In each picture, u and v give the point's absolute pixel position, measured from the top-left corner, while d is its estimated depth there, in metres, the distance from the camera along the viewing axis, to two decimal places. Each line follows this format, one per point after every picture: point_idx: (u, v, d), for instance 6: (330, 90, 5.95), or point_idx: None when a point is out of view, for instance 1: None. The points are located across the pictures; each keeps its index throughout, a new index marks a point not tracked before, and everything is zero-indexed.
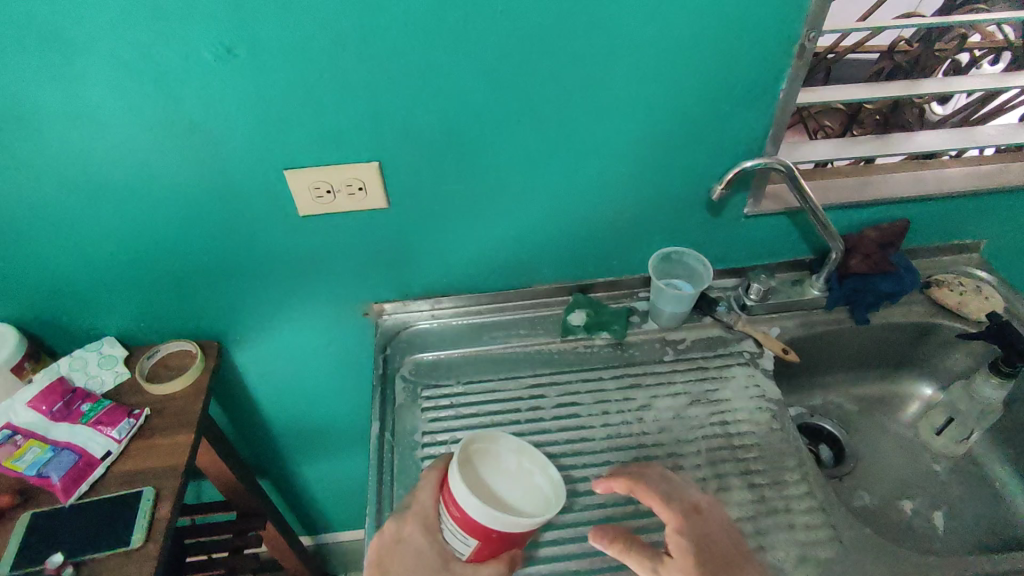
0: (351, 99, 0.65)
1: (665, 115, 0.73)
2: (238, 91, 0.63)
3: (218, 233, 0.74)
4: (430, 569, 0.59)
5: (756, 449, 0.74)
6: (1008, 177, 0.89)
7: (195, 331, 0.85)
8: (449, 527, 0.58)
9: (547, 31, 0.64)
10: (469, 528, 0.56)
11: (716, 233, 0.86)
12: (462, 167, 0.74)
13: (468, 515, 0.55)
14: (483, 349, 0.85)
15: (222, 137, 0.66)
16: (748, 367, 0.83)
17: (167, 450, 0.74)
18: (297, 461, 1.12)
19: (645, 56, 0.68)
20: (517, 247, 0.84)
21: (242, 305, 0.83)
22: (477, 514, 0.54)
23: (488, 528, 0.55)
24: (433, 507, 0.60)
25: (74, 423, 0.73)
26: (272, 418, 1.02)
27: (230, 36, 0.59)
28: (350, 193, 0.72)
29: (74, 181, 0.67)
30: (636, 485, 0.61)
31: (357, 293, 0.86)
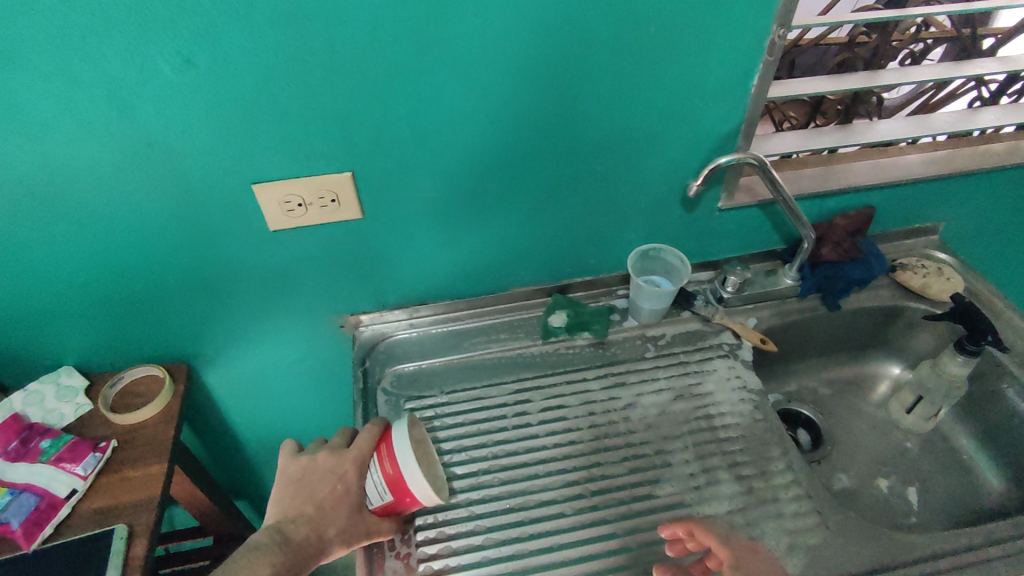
0: (321, 107, 0.63)
1: (640, 114, 0.73)
2: (199, 104, 0.59)
3: (182, 251, 0.70)
4: (345, 504, 0.64)
5: (741, 441, 0.75)
6: (964, 162, 0.93)
7: (161, 355, 0.80)
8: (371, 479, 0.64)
9: (522, 32, 0.63)
10: (393, 486, 0.62)
11: (692, 228, 0.86)
12: (437, 173, 0.72)
13: (401, 477, 0.62)
14: (464, 357, 0.84)
15: (183, 153, 0.62)
16: (728, 359, 0.84)
17: (139, 483, 0.70)
18: (274, 479, 1.08)
19: (620, 56, 0.67)
20: (495, 251, 0.82)
21: (210, 326, 0.79)
22: (411, 477, 0.61)
23: (406, 492, 0.62)
24: (366, 454, 0.66)
25: (34, 462, 0.69)
26: (247, 439, 0.98)
27: (189, 47, 0.55)
28: (322, 205, 0.69)
29: (21, 205, 0.62)
30: (696, 526, 0.63)
31: (331, 306, 0.83)
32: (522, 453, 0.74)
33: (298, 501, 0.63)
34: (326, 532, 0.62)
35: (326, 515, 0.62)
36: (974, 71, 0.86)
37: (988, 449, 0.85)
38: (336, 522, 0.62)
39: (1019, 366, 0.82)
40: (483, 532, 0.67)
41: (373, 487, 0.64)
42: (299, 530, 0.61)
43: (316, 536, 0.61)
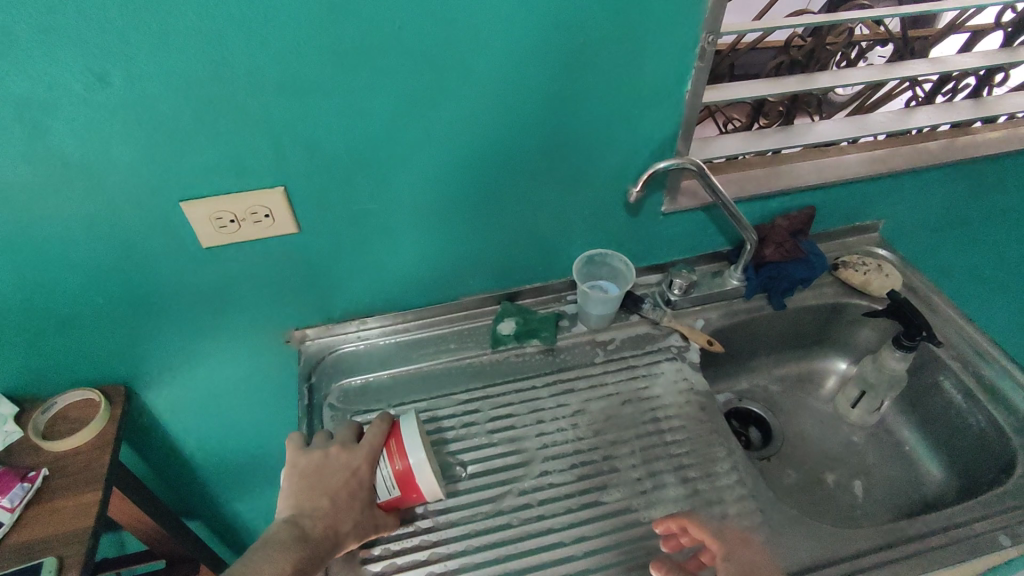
0: (247, 121, 0.61)
1: (578, 121, 0.73)
2: (117, 122, 0.57)
3: (112, 272, 0.68)
4: (357, 499, 0.64)
5: (688, 442, 0.76)
6: (900, 160, 0.95)
7: (96, 378, 0.78)
8: (378, 475, 0.65)
9: (450, 42, 0.62)
10: (404, 481, 0.64)
11: (637, 232, 0.87)
12: (374, 184, 0.71)
13: (411, 473, 0.64)
14: (413, 368, 0.83)
15: (103, 172, 0.60)
16: (675, 362, 0.85)
17: (71, 513, 0.68)
18: (228, 498, 1.06)
19: (552, 64, 0.67)
20: (441, 261, 0.82)
21: (148, 346, 0.77)
22: (422, 472, 0.64)
23: (416, 487, 0.64)
24: (377, 449, 0.67)
25: None
26: (195, 458, 0.95)
27: (101, 63, 0.54)
28: (255, 221, 0.68)
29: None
30: (689, 519, 0.69)
31: (274, 322, 0.81)
32: (472, 463, 0.73)
33: (314, 495, 0.63)
34: (341, 527, 0.62)
35: (341, 509, 0.63)
36: (904, 72, 0.89)
37: (928, 440, 0.88)
38: (349, 517, 0.63)
39: (954, 359, 0.85)
40: (428, 547, 0.66)
41: (381, 481, 0.65)
42: (316, 526, 0.61)
43: (331, 530, 0.62)
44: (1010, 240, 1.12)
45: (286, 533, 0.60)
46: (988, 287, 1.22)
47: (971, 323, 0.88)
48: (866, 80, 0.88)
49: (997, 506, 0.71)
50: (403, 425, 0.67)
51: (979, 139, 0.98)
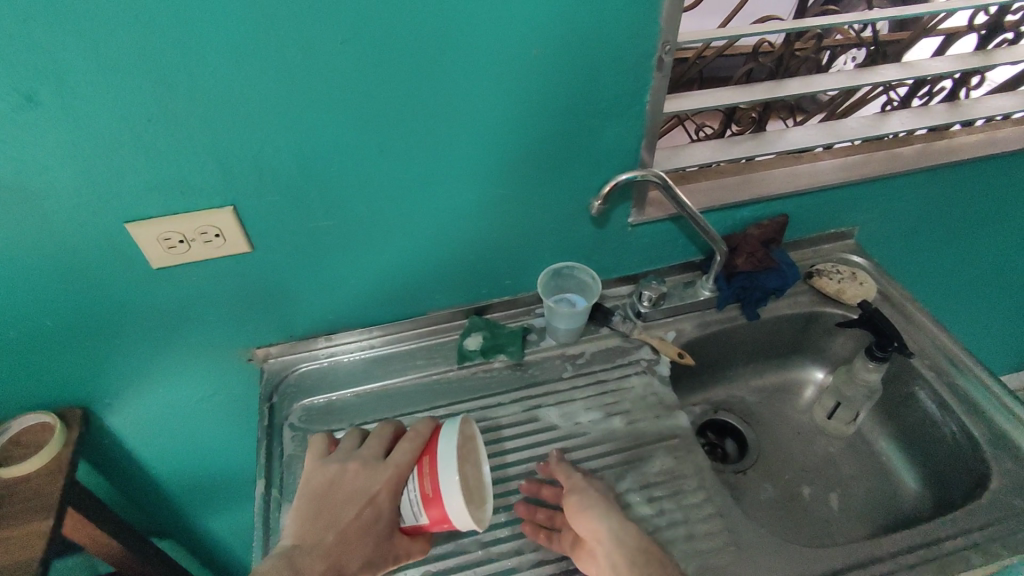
0: (191, 140, 0.60)
1: (536, 134, 0.71)
2: (53, 144, 0.56)
3: (59, 295, 0.67)
4: (374, 529, 0.62)
5: (653, 460, 0.75)
6: (875, 166, 0.93)
7: (52, 400, 0.77)
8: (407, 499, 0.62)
9: (398, 58, 0.61)
10: (430, 508, 0.61)
11: (605, 243, 0.85)
12: (329, 201, 0.70)
13: (439, 501, 0.60)
14: (377, 386, 0.82)
15: (43, 195, 0.59)
16: (645, 375, 0.83)
17: (20, 543, 0.69)
18: (199, 516, 1.04)
19: (505, 77, 0.66)
20: (403, 276, 0.80)
21: (103, 367, 0.76)
22: (450, 506, 0.59)
23: (445, 517, 0.60)
24: (405, 471, 0.63)
25: None
26: (163, 478, 0.94)
27: (31, 85, 0.53)
28: (205, 240, 0.67)
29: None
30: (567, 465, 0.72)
31: (234, 341, 0.80)
32: None
33: (319, 527, 0.62)
34: (350, 562, 0.60)
35: (348, 545, 0.61)
36: (874, 77, 0.88)
37: (905, 451, 0.86)
38: (360, 554, 0.60)
39: (928, 369, 0.83)
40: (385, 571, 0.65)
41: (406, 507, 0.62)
42: (317, 565, 0.59)
43: (334, 570, 0.59)
44: (991, 243, 1.11)
45: (275, 565, 0.57)
46: (972, 290, 1.20)
47: (947, 331, 0.86)
48: (836, 86, 0.87)
49: (969, 521, 0.69)
50: (439, 444, 0.62)
51: (955, 143, 0.97)
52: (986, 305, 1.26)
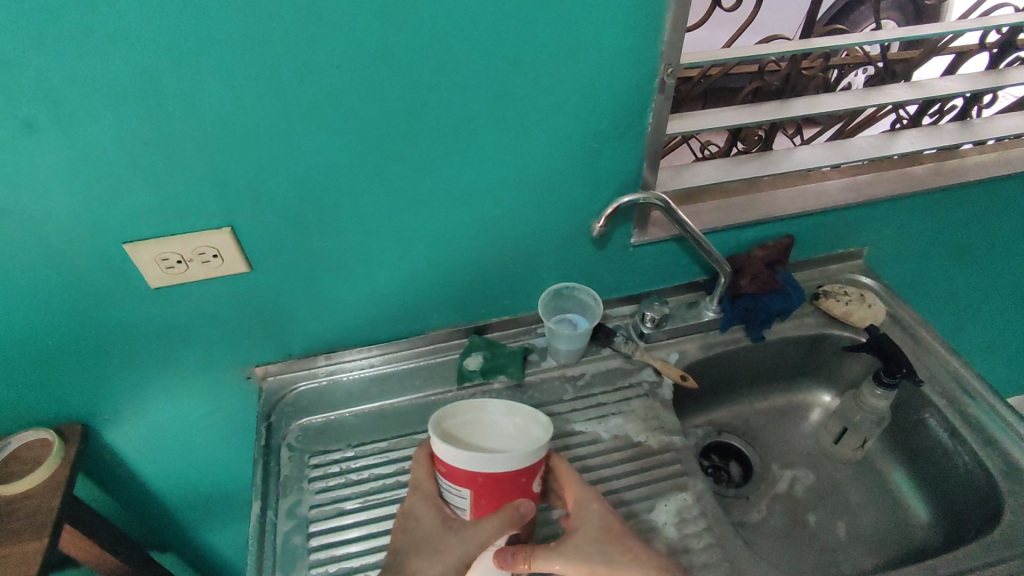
0: (190, 162, 0.60)
1: (535, 155, 0.71)
2: (52, 167, 0.57)
3: (57, 314, 0.67)
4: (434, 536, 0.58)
5: (654, 487, 0.73)
6: (884, 186, 0.92)
7: (50, 417, 0.77)
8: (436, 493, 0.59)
9: (397, 81, 0.61)
10: (456, 477, 0.57)
11: (606, 263, 0.85)
12: (327, 221, 0.70)
13: (452, 467, 0.56)
14: (376, 407, 0.81)
15: (41, 217, 0.59)
16: (647, 398, 0.82)
17: (15, 561, 0.69)
18: (198, 531, 1.04)
19: (503, 99, 0.65)
20: (401, 295, 0.80)
21: (102, 385, 0.76)
22: (458, 463, 0.55)
23: (472, 473, 0.56)
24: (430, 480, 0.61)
25: None
26: (162, 493, 0.94)
27: (29, 109, 0.53)
28: (203, 261, 0.67)
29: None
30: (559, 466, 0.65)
31: (233, 359, 0.79)
32: None
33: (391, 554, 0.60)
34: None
35: (422, 565, 0.57)
36: (882, 98, 0.86)
37: (914, 478, 0.84)
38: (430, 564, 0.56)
39: (940, 396, 0.81)
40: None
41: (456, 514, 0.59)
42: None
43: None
44: (1005, 263, 1.08)
45: None
46: (985, 311, 1.17)
47: (957, 356, 0.84)
48: (843, 107, 0.86)
49: (980, 556, 0.67)
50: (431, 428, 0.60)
51: (967, 163, 0.95)
52: (1001, 325, 1.23)
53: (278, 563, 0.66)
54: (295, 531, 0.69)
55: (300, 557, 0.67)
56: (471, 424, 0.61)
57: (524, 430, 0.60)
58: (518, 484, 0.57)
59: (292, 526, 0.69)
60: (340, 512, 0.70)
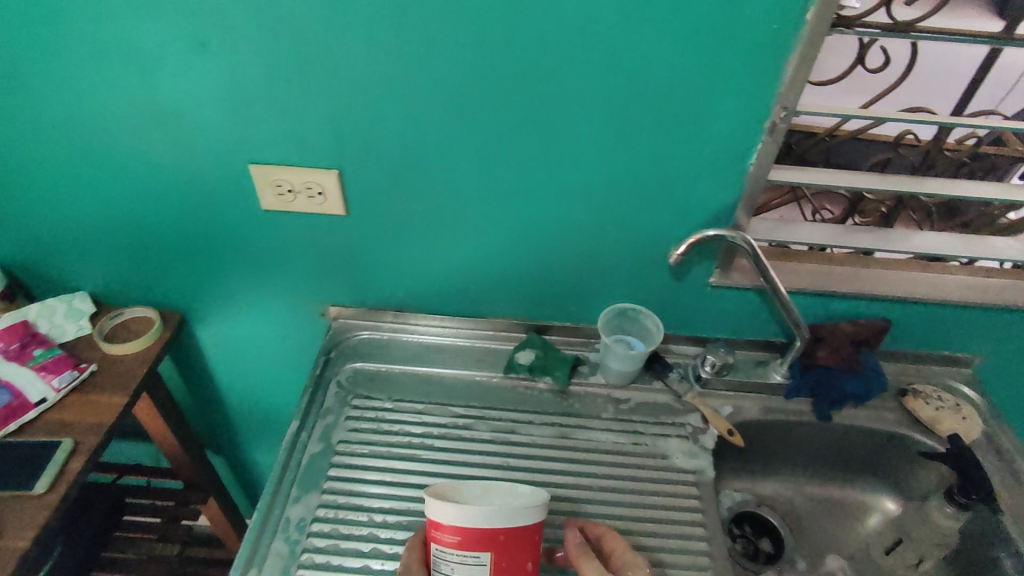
0: (319, 106, 0.68)
1: (629, 170, 0.72)
2: (208, 83, 0.66)
3: (184, 211, 0.78)
4: None
5: (666, 530, 0.70)
6: (1016, 296, 0.82)
7: (159, 300, 0.89)
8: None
9: (510, 70, 0.64)
10: (483, 546, 0.57)
11: (678, 296, 0.83)
12: (421, 189, 0.75)
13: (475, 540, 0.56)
14: (423, 372, 0.85)
15: (193, 126, 0.70)
16: (685, 442, 0.79)
17: (99, 408, 0.77)
18: (251, 444, 1.14)
19: (609, 109, 0.67)
20: (473, 276, 0.84)
21: (204, 283, 0.86)
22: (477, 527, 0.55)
23: (495, 533, 0.56)
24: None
25: (22, 365, 0.78)
26: (228, 398, 1.04)
27: (205, 31, 0.63)
28: (309, 196, 0.75)
29: (61, 145, 0.73)
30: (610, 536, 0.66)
31: (313, 294, 0.87)
32: (441, 476, 0.73)
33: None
34: None
35: None
36: None
37: None
38: None
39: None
40: (369, 526, 0.68)
41: None
42: None
43: None
44: None
45: None
46: None
47: None
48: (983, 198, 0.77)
49: None
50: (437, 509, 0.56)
51: None
52: None
53: (296, 479, 0.72)
54: (320, 457, 0.74)
55: (318, 479, 0.72)
56: (475, 494, 0.58)
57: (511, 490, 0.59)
58: (508, 541, 0.57)
59: (319, 452, 0.74)
60: (363, 454, 0.75)
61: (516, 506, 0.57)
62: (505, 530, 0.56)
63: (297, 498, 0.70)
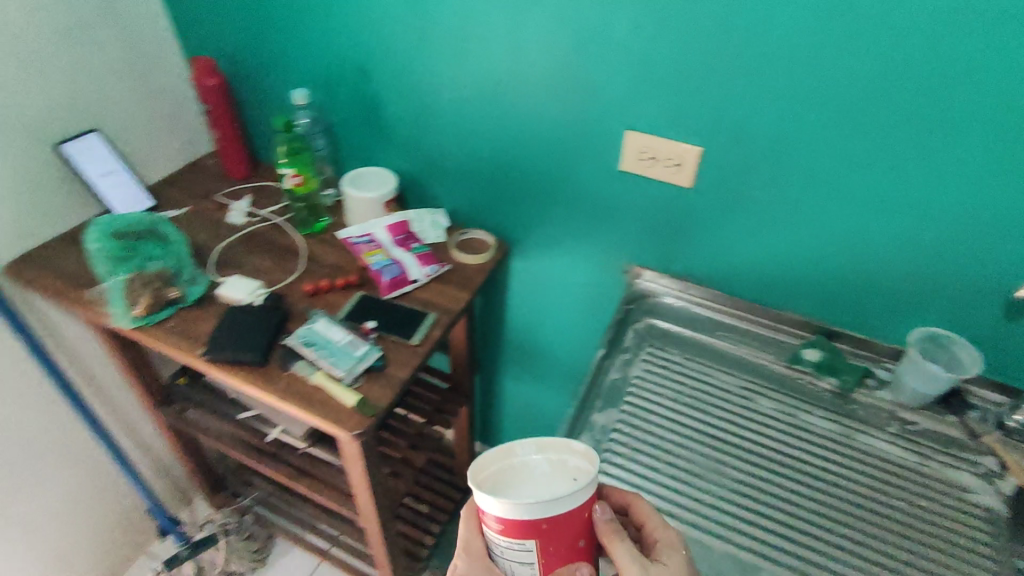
0: (710, 89, 0.78)
1: (999, 197, 0.72)
2: (625, 59, 0.81)
3: (554, 159, 0.95)
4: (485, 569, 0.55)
5: (953, 552, 0.70)
6: None
7: (499, 229, 1.08)
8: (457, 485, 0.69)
9: (910, 82, 0.69)
10: (520, 529, 0.52)
11: (1005, 338, 0.81)
12: (770, 176, 0.82)
13: (514, 525, 0.51)
14: (711, 341, 0.94)
15: (597, 90, 0.85)
16: (979, 480, 0.77)
17: (452, 297, 0.97)
18: (509, 370, 1.33)
19: (1001, 135, 0.68)
20: (785, 268, 0.89)
21: (541, 222, 1.04)
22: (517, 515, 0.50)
23: (538, 519, 0.51)
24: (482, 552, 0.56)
25: (407, 251, 1.01)
26: (511, 325, 1.23)
27: (642, 16, 0.76)
28: (667, 165, 0.86)
29: (483, 91, 0.94)
30: (643, 507, 0.63)
31: (626, 251, 1.00)
32: (725, 431, 0.81)
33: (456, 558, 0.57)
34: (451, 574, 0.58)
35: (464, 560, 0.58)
36: None
37: None
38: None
39: None
40: (662, 452, 0.78)
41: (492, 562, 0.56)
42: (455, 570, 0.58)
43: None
44: None
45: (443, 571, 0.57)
46: None
47: None
48: None
49: None
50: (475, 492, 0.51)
51: None
52: None
53: (601, 393, 0.85)
54: (619, 383, 0.87)
55: (618, 398, 0.85)
56: (507, 470, 0.53)
57: (556, 462, 0.54)
58: (553, 529, 0.52)
59: (620, 379, 0.87)
60: (656, 391, 0.86)
61: (561, 487, 0.51)
62: (550, 520, 0.51)
63: (600, 409, 0.84)
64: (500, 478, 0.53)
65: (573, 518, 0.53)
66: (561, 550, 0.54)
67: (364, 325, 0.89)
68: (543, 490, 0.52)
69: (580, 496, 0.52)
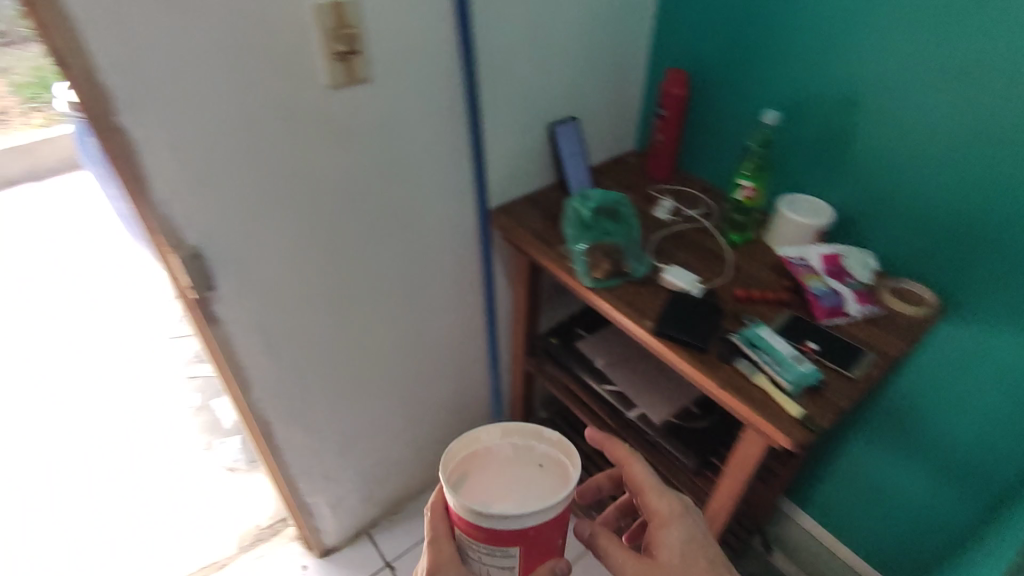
0: None
1: None
2: None
3: None
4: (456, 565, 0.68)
5: None
6: None
7: (937, 288, 1.01)
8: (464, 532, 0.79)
9: None
10: (499, 535, 0.63)
11: None
12: None
13: (490, 528, 0.63)
14: None
15: None
16: None
17: (889, 342, 0.94)
18: (861, 436, 1.23)
19: None
20: None
21: (1004, 294, 0.94)
22: (521, 522, 0.62)
23: (524, 527, 0.62)
24: (447, 532, 0.70)
25: (843, 283, 0.99)
26: (895, 391, 1.14)
27: None
28: None
29: (963, 111, 0.90)
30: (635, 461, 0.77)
31: None
32: None
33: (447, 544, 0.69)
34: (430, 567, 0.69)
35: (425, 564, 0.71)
36: None
37: None
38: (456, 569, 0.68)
39: None
40: None
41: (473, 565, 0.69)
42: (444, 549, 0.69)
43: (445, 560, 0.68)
44: None
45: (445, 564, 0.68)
46: None
47: None
48: None
49: None
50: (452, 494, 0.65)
51: None
52: None
53: None
54: None
55: None
56: (474, 454, 0.71)
57: (521, 446, 0.71)
58: (540, 530, 0.63)
59: None
60: None
61: (535, 493, 0.67)
62: (535, 525, 0.63)
63: None
64: (467, 463, 0.70)
65: (552, 526, 0.64)
66: (541, 551, 0.67)
67: (806, 345, 0.91)
68: (503, 497, 0.67)
69: (548, 473, 0.69)
